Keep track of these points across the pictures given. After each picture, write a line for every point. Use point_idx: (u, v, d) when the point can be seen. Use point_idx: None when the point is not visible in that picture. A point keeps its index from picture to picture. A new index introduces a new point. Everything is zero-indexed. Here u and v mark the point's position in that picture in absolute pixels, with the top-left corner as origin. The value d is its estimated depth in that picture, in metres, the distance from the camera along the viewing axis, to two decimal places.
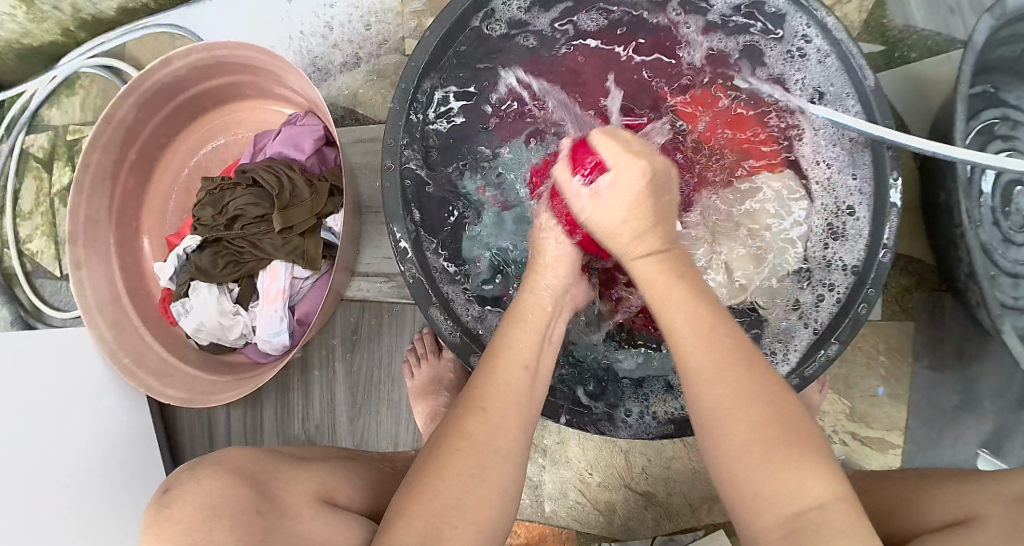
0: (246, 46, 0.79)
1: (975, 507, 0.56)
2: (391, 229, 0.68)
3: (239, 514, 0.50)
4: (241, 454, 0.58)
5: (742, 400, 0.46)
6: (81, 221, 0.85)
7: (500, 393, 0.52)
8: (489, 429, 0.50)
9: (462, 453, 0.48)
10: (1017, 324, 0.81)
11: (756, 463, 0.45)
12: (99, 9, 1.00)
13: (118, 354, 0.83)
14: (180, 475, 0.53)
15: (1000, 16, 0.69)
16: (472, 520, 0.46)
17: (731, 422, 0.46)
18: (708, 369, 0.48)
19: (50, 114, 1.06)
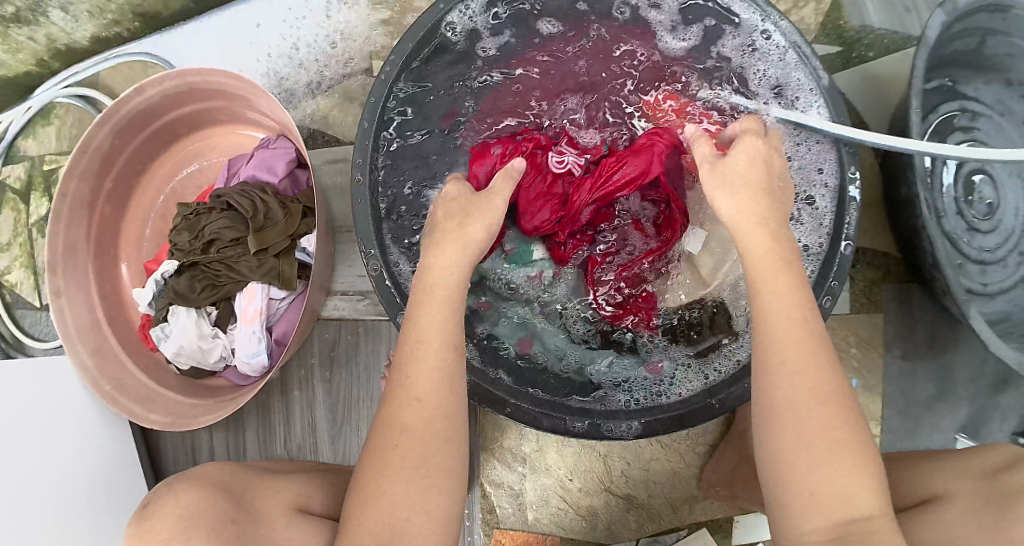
0: (217, 72, 0.81)
1: (946, 486, 0.57)
2: (360, 243, 0.70)
3: (214, 521, 0.52)
4: (216, 469, 0.60)
5: (815, 404, 0.48)
6: (60, 250, 0.85)
7: (431, 387, 0.52)
8: (427, 416, 0.51)
9: (404, 449, 0.50)
10: (985, 310, 0.84)
11: (819, 472, 0.47)
12: (74, 39, 1.02)
13: (100, 381, 0.83)
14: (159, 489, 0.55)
15: (951, 11, 0.72)
16: (427, 511, 0.49)
17: (801, 426, 0.48)
18: (790, 369, 0.49)
19: (26, 144, 1.06)
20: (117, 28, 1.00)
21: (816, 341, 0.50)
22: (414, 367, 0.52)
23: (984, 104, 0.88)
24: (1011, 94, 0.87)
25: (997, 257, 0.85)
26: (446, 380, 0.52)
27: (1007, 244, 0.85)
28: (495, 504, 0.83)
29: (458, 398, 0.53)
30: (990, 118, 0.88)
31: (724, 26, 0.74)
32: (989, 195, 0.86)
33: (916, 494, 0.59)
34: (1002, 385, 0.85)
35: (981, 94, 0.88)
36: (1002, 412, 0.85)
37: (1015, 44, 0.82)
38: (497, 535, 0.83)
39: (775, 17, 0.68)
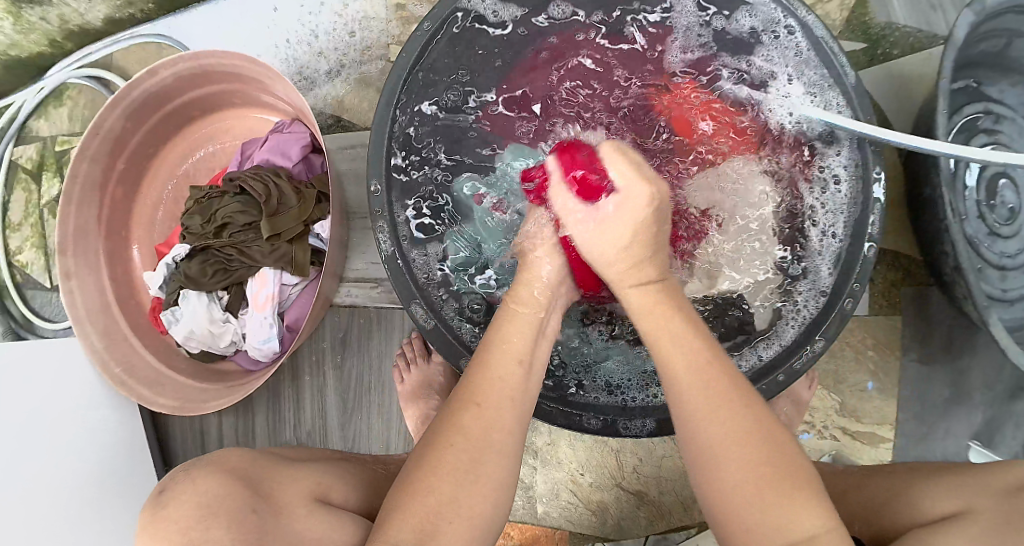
0: (230, 54, 0.80)
1: (967, 501, 0.56)
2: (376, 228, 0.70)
3: (235, 512, 0.50)
4: (238, 456, 0.58)
5: (730, 432, 0.48)
6: (72, 230, 0.85)
7: (497, 387, 0.53)
8: (483, 423, 0.51)
9: (458, 449, 0.49)
10: (1006, 315, 0.82)
11: (739, 497, 0.46)
12: (86, 20, 1.00)
13: (109, 364, 0.83)
14: (174, 476, 0.53)
15: (981, 10, 0.70)
16: (469, 513, 0.48)
17: (721, 458, 0.47)
18: (704, 410, 0.49)
19: (39, 124, 1.06)
20: (130, 9, 0.99)
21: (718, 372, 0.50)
22: (484, 376, 0.53)
23: (1009, 107, 0.86)
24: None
25: (1017, 262, 0.83)
26: (511, 391, 0.53)
27: None
28: None
29: (516, 416, 0.53)
30: (1014, 121, 0.86)
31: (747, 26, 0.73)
32: (1011, 199, 0.84)
33: (936, 507, 0.58)
34: (1020, 391, 0.83)
35: (1007, 96, 0.86)
36: (1018, 418, 0.83)
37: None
38: (508, 527, 0.83)
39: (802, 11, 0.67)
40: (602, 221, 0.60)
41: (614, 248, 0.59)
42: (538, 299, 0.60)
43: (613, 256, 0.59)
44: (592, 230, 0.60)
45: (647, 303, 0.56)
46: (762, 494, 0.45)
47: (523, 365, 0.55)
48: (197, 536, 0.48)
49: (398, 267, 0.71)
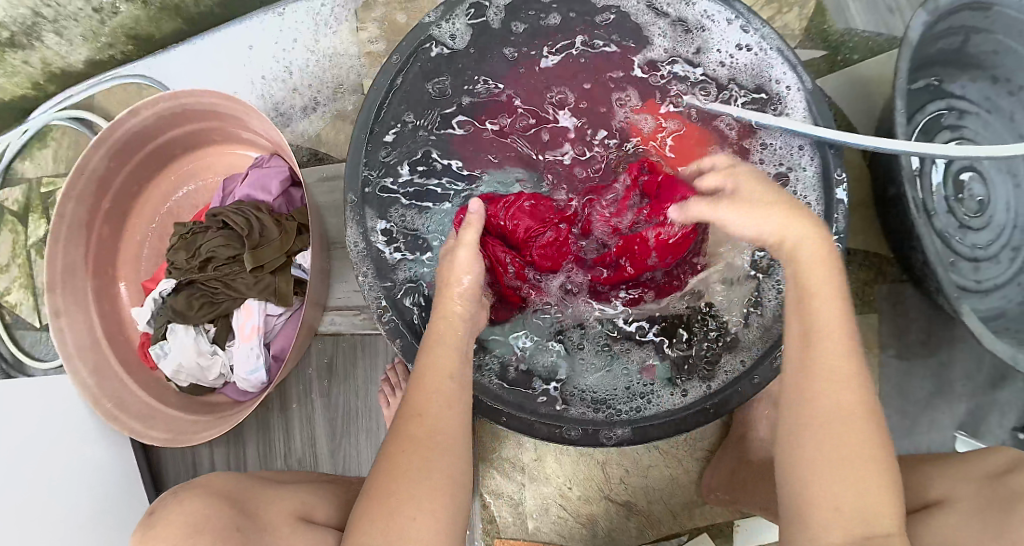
0: (209, 93, 0.82)
1: (949, 489, 0.58)
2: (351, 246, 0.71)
3: (219, 531, 0.52)
4: (223, 479, 0.61)
5: (862, 423, 0.50)
6: (60, 270, 0.86)
7: (434, 393, 0.55)
8: (429, 426, 0.53)
9: (411, 454, 0.51)
10: (980, 306, 0.82)
11: (831, 469, 0.49)
12: (67, 63, 1.03)
13: (100, 399, 0.84)
14: (162, 500, 0.57)
15: (933, 11, 0.71)
16: (429, 512, 0.49)
17: (847, 440, 0.50)
18: (824, 388, 0.51)
19: (23, 166, 1.08)
20: (112, 51, 1.02)
21: (854, 358, 0.52)
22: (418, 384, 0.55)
23: (971, 102, 0.86)
24: (998, 91, 0.85)
25: (989, 253, 0.83)
26: (448, 398, 0.54)
27: (998, 240, 0.84)
28: (496, 513, 0.84)
29: (459, 418, 0.55)
30: (978, 115, 0.86)
31: (700, 34, 0.75)
32: (979, 191, 0.84)
33: (921, 495, 0.59)
34: (1000, 381, 0.85)
35: (968, 92, 0.86)
36: (1001, 407, 0.85)
37: (999, 42, 0.81)
38: (497, 544, 0.83)
39: (757, 25, 0.70)
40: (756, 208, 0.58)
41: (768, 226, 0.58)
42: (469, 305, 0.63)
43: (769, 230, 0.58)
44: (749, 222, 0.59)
45: (818, 260, 0.56)
46: (858, 468, 0.49)
47: (453, 378, 0.56)
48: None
49: (372, 285, 0.72)
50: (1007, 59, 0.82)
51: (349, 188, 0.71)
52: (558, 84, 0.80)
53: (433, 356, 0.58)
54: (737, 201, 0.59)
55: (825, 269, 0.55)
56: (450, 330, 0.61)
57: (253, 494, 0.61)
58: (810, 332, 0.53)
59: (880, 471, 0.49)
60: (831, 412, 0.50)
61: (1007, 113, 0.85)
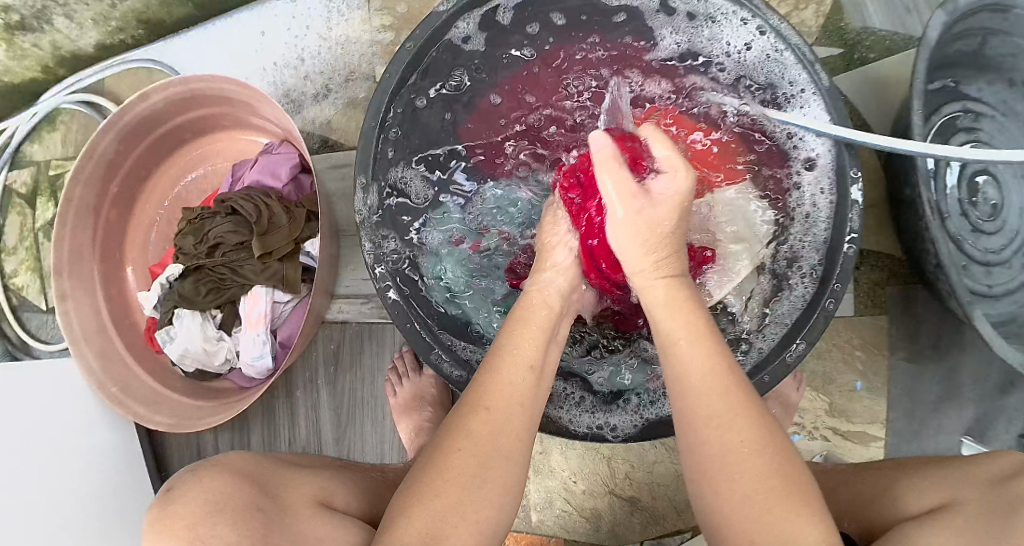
0: (219, 78, 0.81)
1: (953, 492, 0.56)
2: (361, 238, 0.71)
3: (242, 509, 0.51)
4: (241, 457, 0.59)
5: (745, 456, 0.46)
6: (67, 253, 0.86)
7: (506, 393, 0.53)
8: (494, 426, 0.51)
9: (467, 454, 0.49)
10: (991, 311, 0.81)
11: (734, 507, 0.45)
12: (77, 46, 1.02)
13: (106, 383, 0.84)
14: (182, 476, 0.54)
15: (952, 11, 0.70)
16: (473, 519, 0.48)
17: (730, 473, 0.46)
18: (711, 428, 0.47)
19: (33, 149, 1.08)
20: (121, 35, 1.01)
21: (733, 391, 0.48)
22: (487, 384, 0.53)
23: (986, 105, 0.86)
24: (1015, 94, 0.84)
25: (1001, 257, 0.82)
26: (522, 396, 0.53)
27: (1012, 244, 0.83)
28: None
29: (524, 425, 0.53)
30: (994, 119, 0.86)
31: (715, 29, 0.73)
32: (993, 195, 0.83)
33: (926, 499, 0.58)
34: (1008, 386, 0.83)
35: (984, 94, 0.86)
36: (1009, 413, 0.83)
37: (1018, 46, 0.80)
38: None
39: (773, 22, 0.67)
40: (625, 227, 0.58)
41: (636, 253, 0.58)
42: (553, 304, 0.61)
43: (633, 260, 0.58)
44: (619, 235, 0.58)
45: (673, 299, 0.55)
46: (764, 503, 0.44)
47: (534, 372, 0.55)
48: (203, 532, 0.49)
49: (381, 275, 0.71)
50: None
51: (359, 175, 0.71)
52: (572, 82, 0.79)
53: (510, 341, 0.56)
54: (643, 212, 0.58)
55: (689, 314, 0.54)
56: (523, 327, 0.58)
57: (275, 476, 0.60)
58: (682, 375, 0.50)
59: (797, 500, 0.44)
60: (722, 444, 0.47)
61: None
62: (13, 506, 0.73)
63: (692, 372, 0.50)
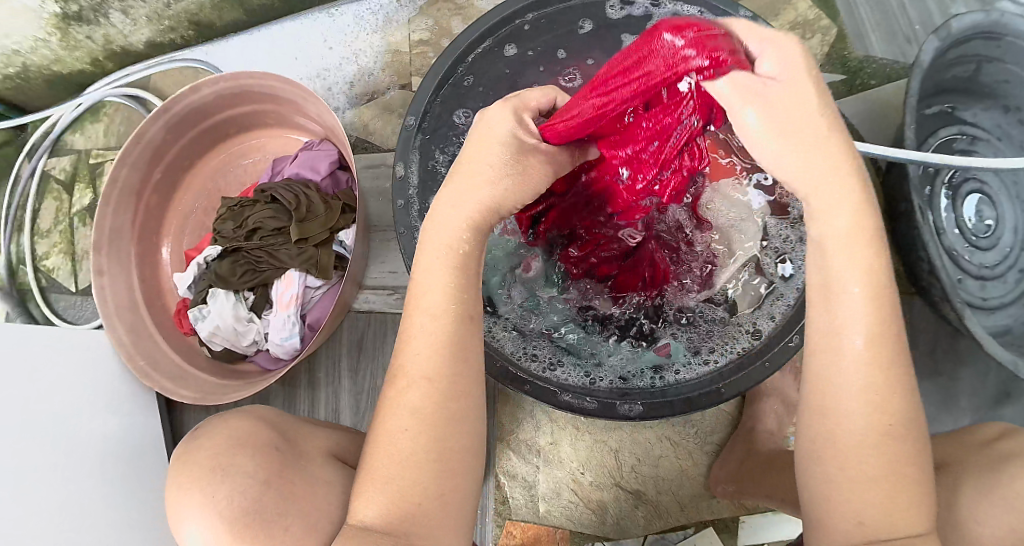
0: (270, 77, 0.88)
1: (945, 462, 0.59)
2: (393, 197, 0.76)
3: (259, 446, 0.56)
4: (269, 411, 0.64)
5: (882, 434, 0.46)
6: (107, 231, 0.91)
7: (439, 372, 0.50)
8: (440, 396, 0.50)
9: (412, 434, 0.50)
10: (986, 322, 0.87)
11: (861, 481, 0.47)
12: (129, 42, 1.07)
13: (135, 357, 0.87)
14: (208, 421, 0.59)
15: (945, 37, 0.76)
16: (442, 501, 0.50)
17: (856, 461, 0.47)
18: (866, 404, 0.46)
19: (74, 138, 1.14)
20: (171, 35, 1.06)
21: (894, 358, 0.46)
22: (412, 366, 0.51)
23: (982, 129, 0.91)
24: (1009, 120, 0.89)
25: (995, 273, 0.88)
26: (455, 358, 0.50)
27: (1005, 260, 0.88)
28: (508, 496, 0.87)
29: (461, 383, 0.51)
30: (989, 142, 0.90)
31: None
32: (990, 214, 0.88)
33: None
34: (1004, 398, 0.88)
35: (980, 119, 0.91)
36: None
37: (1011, 72, 0.84)
38: (508, 525, 0.86)
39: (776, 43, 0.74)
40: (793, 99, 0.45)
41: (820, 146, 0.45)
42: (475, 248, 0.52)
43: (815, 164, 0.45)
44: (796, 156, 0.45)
45: (860, 235, 0.46)
46: (885, 487, 0.46)
47: (453, 338, 0.50)
48: (225, 460, 0.53)
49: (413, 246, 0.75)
50: (1015, 89, 0.85)
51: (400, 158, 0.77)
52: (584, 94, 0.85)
53: (425, 301, 0.51)
54: (774, 102, 0.45)
55: (867, 240, 0.46)
56: (454, 278, 0.51)
57: (298, 430, 0.64)
58: (839, 333, 0.47)
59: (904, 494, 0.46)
60: (863, 423, 0.46)
61: (1018, 141, 0.88)
62: (40, 469, 0.76)
63: (857, 334, 0.46)
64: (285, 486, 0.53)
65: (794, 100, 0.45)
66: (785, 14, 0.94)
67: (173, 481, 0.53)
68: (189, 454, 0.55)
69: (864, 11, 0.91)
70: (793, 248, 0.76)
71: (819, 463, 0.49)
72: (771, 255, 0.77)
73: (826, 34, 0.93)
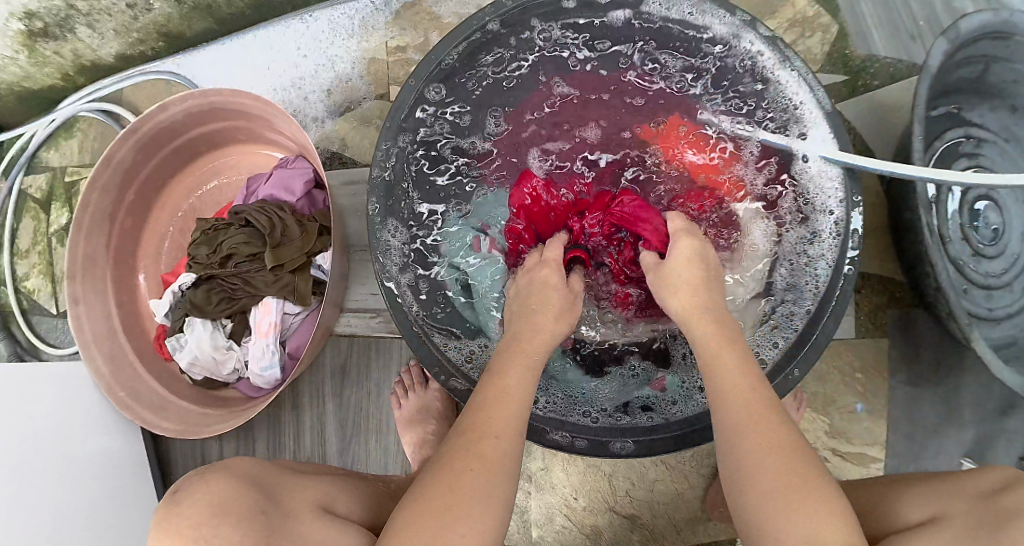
0: (239, 94, 0.83)
1: (942, 506, 0.56)
2: (369, 200, 0.72)
3: (243, 511, 0.52)
4: (249, 462, 0.60)
5: (774, 453, 0.50)
6: (80, 259, 0.88)
7: (503, 422, 0.54)
8: (502, 454, 0.53)
9: (477, 473, 0.51)
10: (990, 335, 0.82)
11: (768, 502, 0.49)
12: (98, 56, 1.04)
13: (113, 388, 0.85)
14: (189, 477, 0.55)
15: (954, 38, 0.70)
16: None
17: (756, 480, 0.50)
18: (748, 428, 0.52)
19: (49, 155, 1.10)
20: (141, 47, 1.02)
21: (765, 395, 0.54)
22: (489, 410, 0.55)
23: (989, 131, 0.86)
24: (1017, 120, 0.84)
25: (1002, 281, 0.83)
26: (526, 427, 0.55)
27: (1012, 268, 0.83)
28: None
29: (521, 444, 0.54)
30: (995, 144, 0.86)
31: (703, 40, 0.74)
32: (994, 220, 0.84)
33: (912, 516, 0.58)
34: (1009, 409, 0.84)
35: (987, 120, 0.86)
36: (1010, 436, 0.83)
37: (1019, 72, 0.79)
38: None
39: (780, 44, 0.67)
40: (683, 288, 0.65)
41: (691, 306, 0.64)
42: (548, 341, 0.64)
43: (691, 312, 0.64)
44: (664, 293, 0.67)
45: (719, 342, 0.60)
46: (786, 500, 0.48)
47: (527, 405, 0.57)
48: (209, 532, 0.50)
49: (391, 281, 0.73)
50: None
51: (373, 190, 0.72)
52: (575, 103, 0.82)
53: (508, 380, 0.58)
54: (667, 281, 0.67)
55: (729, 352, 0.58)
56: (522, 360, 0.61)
57: (280, 480, 0.61)
58: (716, 391, 0.56)
59: (817, 504, 0.47)
60: (752, 447, 0.51)
61: None
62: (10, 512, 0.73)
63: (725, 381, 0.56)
64: None
65: (679, 274, 0.67)
66: (784, 9, 0.89)
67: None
68: (176, 514, 0.51)
69: (866, 8, 0.86)
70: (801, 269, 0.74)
71: (736, 489, 0.52)
72: (783, 269, 0.75)
73: (826, 31, 0.88)
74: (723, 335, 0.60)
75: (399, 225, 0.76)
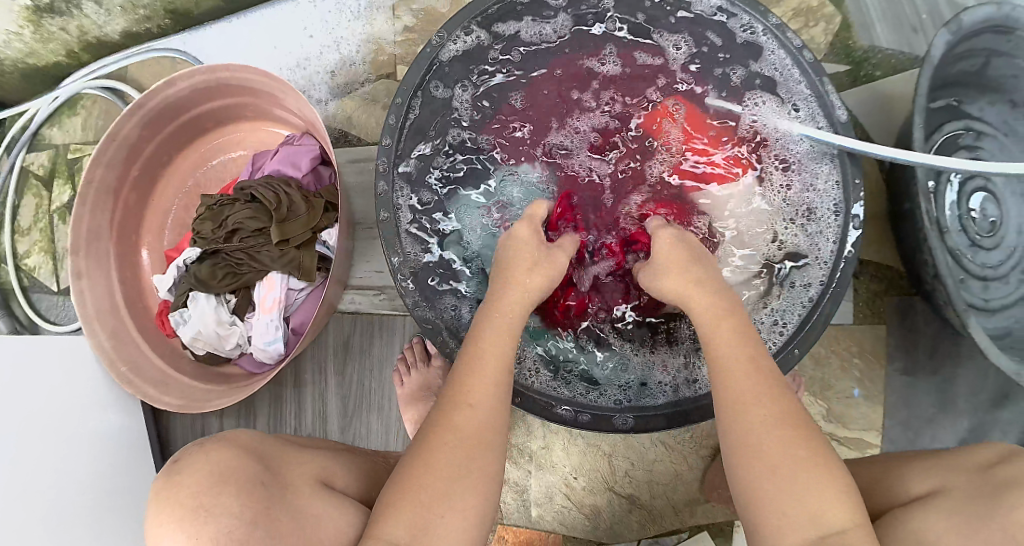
0: (248, 70, 0.83)
1: (940, 481, 0.57)
2: (376, 158, 0.72)
3: (244, 483, 0.51)
4: (246, 435, 0.59)
5: (770, 427, 0.53)
6: (84, 233, 0.88)
7: (482, 389, 0.56)
8: (477, 423, 0.54)
9: (450, 446, 0.53)
10: (986, 324, 0.83)
11: (775, 475, 0.51)
12: (104, 33, 1.04)
13: (116, 362, 0.85)
14: (187, 448, 0.54)
15: (956, 31, 0.71)
16: (462, 508, 0.51)
17: (753, 457, 0.53)
18: (744, 400, 0.55)
19: (52, 132, 1.09)
20: (148, 24, 1.03)
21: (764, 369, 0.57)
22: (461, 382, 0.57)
23: (988, 124, 0.87)
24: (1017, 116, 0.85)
25: (998, 273, 0.84)
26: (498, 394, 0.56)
27: (1008, 258, 0.84)
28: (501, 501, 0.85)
29: (499, 410, 0.56)
30: (995, 138, 0.87)
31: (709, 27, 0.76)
32: (992, 212, 0.85)
33: (911, 490, 0.59)
34: (1003, 399, 0.85)
35: (986, 114, 0.87)
36: (1002, 425, 0.85)
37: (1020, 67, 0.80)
38: (501, 529, 0.85)
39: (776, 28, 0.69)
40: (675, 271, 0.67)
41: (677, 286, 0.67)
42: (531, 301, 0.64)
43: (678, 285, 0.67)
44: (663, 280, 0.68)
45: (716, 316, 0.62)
46: (796, 475, 0.51)
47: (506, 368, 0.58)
48: (209, 501, 0.48)
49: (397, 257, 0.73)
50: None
51: (381, 155, 0.73)
52: (572, 85, 0.81)
53: (488, 339, 0.59)
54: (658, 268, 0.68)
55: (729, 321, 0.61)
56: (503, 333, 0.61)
57: (279, 453, 0.61)
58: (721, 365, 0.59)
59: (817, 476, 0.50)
60: (755, 427, 0.54)
61: None
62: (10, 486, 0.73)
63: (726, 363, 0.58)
64: (273, 525, 0.50)
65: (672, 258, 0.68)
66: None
67: (152, 521, 0.48)
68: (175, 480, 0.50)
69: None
70: (809, 243, 0.73)
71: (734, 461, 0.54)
72: (790, 243, 0.75)
73: (830, 22, 0.89)
74: (715, 311, 0.62)
75: (407, 200, 0.77)
